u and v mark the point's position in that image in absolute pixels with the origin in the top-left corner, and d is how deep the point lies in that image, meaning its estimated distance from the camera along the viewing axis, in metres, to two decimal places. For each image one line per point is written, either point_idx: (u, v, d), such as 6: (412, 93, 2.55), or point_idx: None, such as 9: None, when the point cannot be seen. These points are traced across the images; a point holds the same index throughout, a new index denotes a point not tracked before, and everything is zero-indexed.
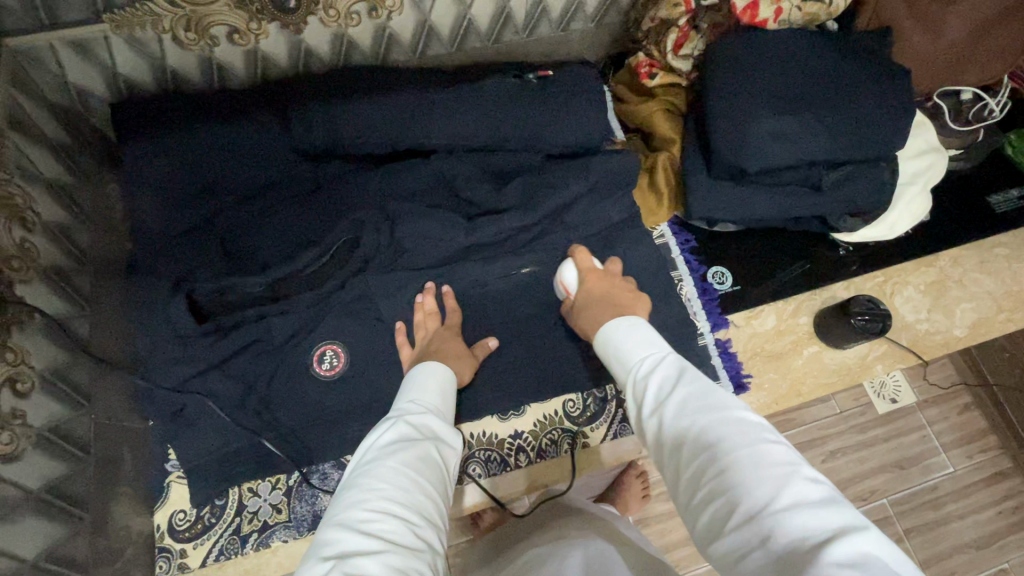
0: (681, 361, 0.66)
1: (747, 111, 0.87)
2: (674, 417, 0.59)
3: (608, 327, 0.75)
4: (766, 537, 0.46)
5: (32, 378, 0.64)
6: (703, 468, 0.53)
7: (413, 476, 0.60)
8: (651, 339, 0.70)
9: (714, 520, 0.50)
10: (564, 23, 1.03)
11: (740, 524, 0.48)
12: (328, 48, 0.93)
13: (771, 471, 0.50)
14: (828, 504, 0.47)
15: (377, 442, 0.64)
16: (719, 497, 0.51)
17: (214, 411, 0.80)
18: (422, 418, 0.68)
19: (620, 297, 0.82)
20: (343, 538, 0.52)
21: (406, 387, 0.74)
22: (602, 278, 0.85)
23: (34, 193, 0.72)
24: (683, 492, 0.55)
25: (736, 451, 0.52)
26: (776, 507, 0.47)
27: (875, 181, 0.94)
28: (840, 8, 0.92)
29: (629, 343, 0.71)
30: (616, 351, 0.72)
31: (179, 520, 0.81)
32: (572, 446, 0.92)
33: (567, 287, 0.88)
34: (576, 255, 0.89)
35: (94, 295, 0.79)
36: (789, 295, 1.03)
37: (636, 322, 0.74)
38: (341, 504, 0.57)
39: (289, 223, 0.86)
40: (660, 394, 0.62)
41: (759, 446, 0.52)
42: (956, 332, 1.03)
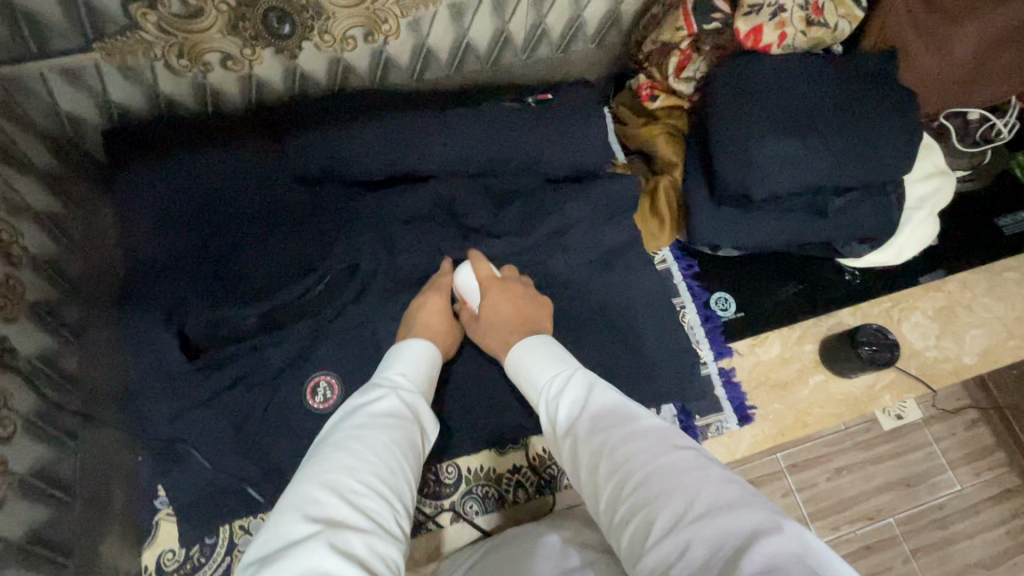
0: (590, 377, 0.65)
1: (752, 137, 0.85)
2: (590, 437, 0.58)
3: (515, 350, 0.72)
4: (686, 547, 0.46)
5: (13, 422, 0.62)
6: (621, 484, 0.53)
7: (399, 453, 0.59)
8: (561, 357, 0.69)
9: (637, 537, 0.49)
10: (564, 45, 1.02)
11: (661, 535, 0.47)
12: (324, 73, 0.91)
13: (685, 479, 0.50)
14: (740, 506, 0.48)
15: (366, 411, 0.62)
16: (639, 512, 0.50)
17: (206, 447, 0.78)
18: (411, 398, 0.67)
19: (524, 308, 0.79)
20: (329, 503, 0.51)
21: (392, 357, 0.72)
22: (500, 289, 0.80)
23: (22, 225, 0.71)
24: (606, 510, 0.54)
25: (649, 464, 0.52)
26: (692, 518, 0.47)
27: (882, 208, 0.93)
28: (846, 33, 0.90)
29: (539, 364, 0.69)
30: (527, 373, 0.70)
31: (167, 560, 0.79)
32: (572, 481, 0.90)
33: (468, 297, 0.82)
34: (472, 260, 0.82)
35: (84, 327, 0.77)
36: (795, 321, 1.01)
37: (546, 340, 0.72)
38: (326, 464, 0.55)
39: (285, 249, 0.82)
40: (575, 415, 0.61)
41: (668, 458, 0.52)
42: (965, 359, 1.00)
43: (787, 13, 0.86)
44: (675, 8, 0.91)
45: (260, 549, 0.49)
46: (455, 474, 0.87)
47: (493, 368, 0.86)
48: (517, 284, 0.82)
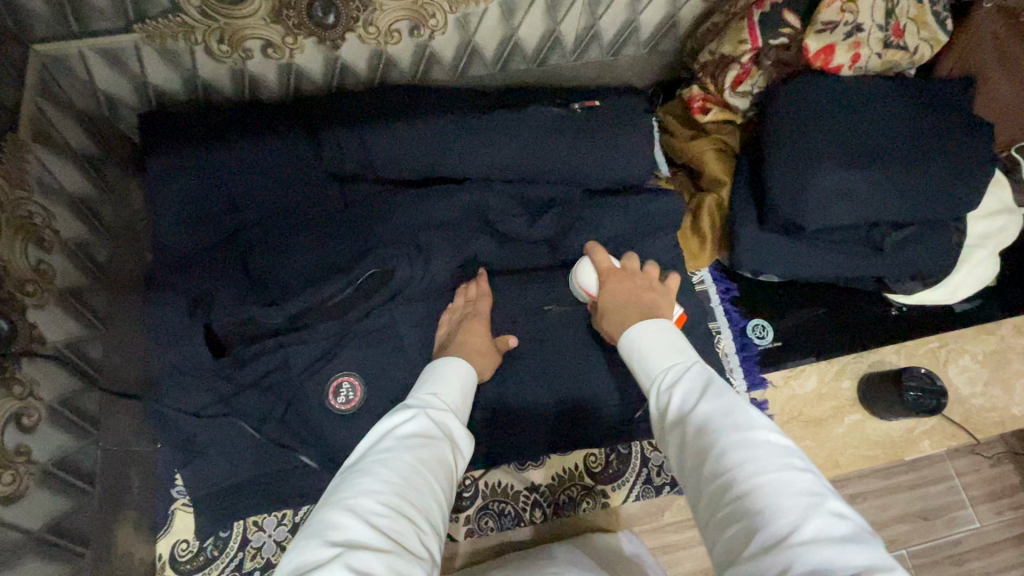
0: (707, 369, 0.59)
1: (812, 164, 0.80)
2: (694, 432, 0.53)
3: (630, 330, 0.67)
4: (786, 570, 0.41)
5: (38, 410, 0.62)
6: (721, 489, 0.48)
7: (424, 475, 0.56)
8: (676, 341, 0.63)
9: (734, 552, 0.45)
10: (615, 48, 0.97)
11: (766, 561, 0.42)
12: (366, 65, 0.88)
13: (795, 502, 0.45)
14: (853, 545, 0.42)
15: (393, 433, 0.59)
16: (740, 521, 0.45)
17: (227, 443, 0.77)
18: (441, 418, 0.63)
19: (640, 298, 0.74)
20: (349, 526, 0.49)
21: (426, 378, 0.70)
22: (621, 277, 0.78)
23: (54, 209, 0.70)
24: (704, 514, 0.49)
25: (758, 477, 0.47)
26: (797, 545, 0.42)
27: (938, 246, 0.88)
28: (925, 58, 0.84)
29: (652, 346, 0.64)
30: (636, 353, 0.65)
31: (181, 551, 0.79)
32: (591, 505, 0.88)
33: (587, 291, 0.82)
34: (590, 255, 0.82)
35: (110, 313, 0.77)
36: (835, 355, 0.96)
37: (664, 325, 0.66)
38: (350, 488, 0.53)
39: (315, 249, 0.81)
40: (683, 407, 0.56)
41: (785, 477, 0.46)
42: (1013, 410, 0.95)
43: (864, 34, 0.80)
44: (739, 19, 0.85)
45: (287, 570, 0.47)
46: (473, 488, 0.85)
47: (519, 384, 0.84)
48: (641, 275, 0.79)
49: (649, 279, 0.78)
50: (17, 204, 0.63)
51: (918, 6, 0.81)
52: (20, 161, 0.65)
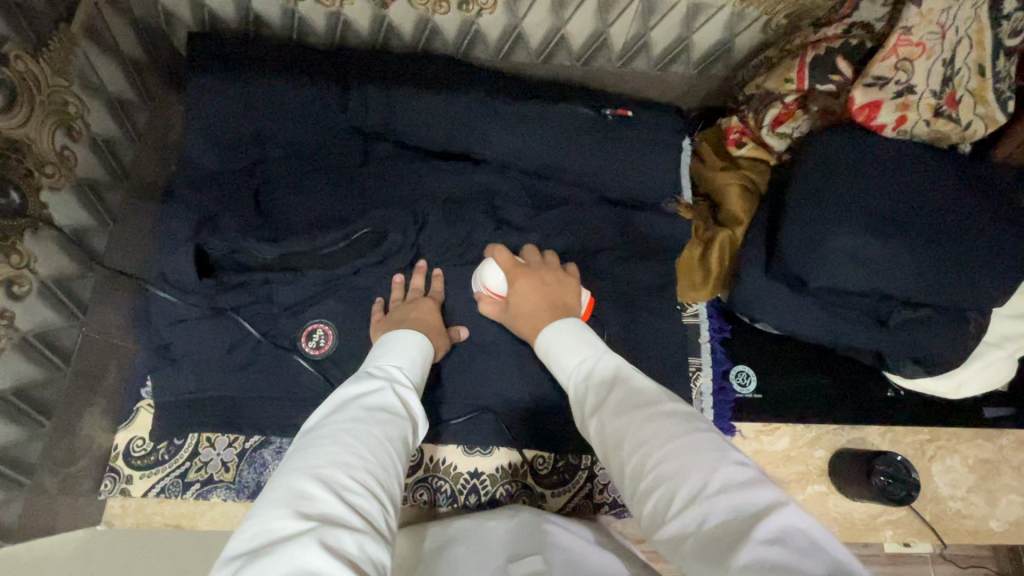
0: (618, 357, 0.61)
1: (829, 220, 0.76)
2: (614, 414, 0.54)
3: (543, 332, 0.66)
4: (704, 521, 0.43)
5: (31, 282, 0.66)
6: (641, 462, 0.49)
7: (393, 453, 0.56)
8: (584, 337, 0.64)
9: (655, 511, 0.47)
10: (663, 63, 0.95)
11: (681, 511, 0.45)
12: (411, 30, 0.91)
13: (701, 457, 0.48)
14: (755, 485, 0.45)
15: (361, 402, 0.59)
16: (660, 488, 0.47)
17: (196, 357, 0.81)
18: (405, 394, 0.64)
19: (550, 295, 0.72)
20: (324, 498, 0.48)
21: (382, 350, 0.70)
22: (526, 274, 0.74)
23: (90, 103, 0.74)
24: (628, 487, 0.50)
25: (673, 440, 0.49)
26: (709, 496, 0.45)
27: (949, 335, 0.83)
28: (978, 134, 0.78)
29: (563, 345, 0.64)
30: (549, 354, 0.65)
31: (136, 447, 0.84)
32: (526, 504, 0.89)
33: (494, 289, 0.76)
34: (492, 254, 0.77)
35: (122, 212, 0.81)
36: (814, 421, 0.93)
37: (571, 322, 0.66)
38: (317, 454, 0.52)
39: (325, 196, 0.84)
40: (598, 395, 0.57)
41: (688, 435, 0.50)
42: (991, 524, 0.90)
43: (914, 97, 0.75)
44: (792, 57, 0.83)
45: (247, 541, 0.45)
46: (418, 459, 0.87)
47: (483, 369, 0.85)
48: (543, 266, 0.76)
49: (555, 270, 0.76)
50: (54, 91, 0.68)
51: (978, 79, 0.76)
52: (67, 53, 0.70)
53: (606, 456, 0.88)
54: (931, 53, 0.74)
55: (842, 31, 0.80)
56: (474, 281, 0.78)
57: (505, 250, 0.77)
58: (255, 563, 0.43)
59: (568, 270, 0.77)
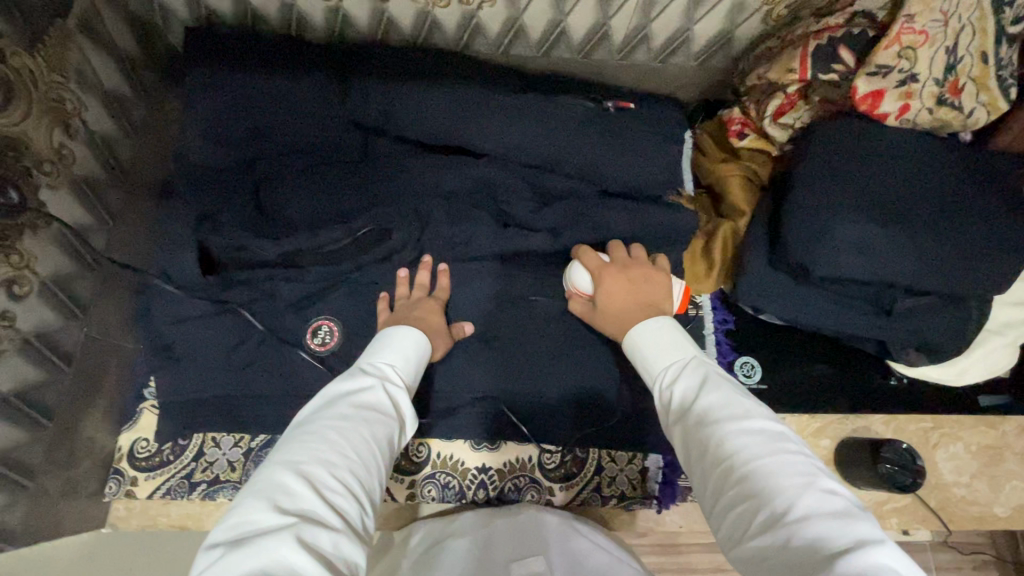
0: (707, 367, 0.63)
1: (832, 210, 0.76)
2: (700, 423, 0.57)
3: (634, 332, 0.71)
4: (786, 541, 0.45)
5: (31, 284, 0.65)
6: (725, 474, 0.52)
7: (376, 452, 0.56)
8: (677, 343, 0.67)
9: (736, 523, 0.49)
10: (664, 55, 0.95)
11: (764, 528, 0.47)
12: (411, 24, 0.90)
13: (793, 479, 0.49)
14: (845, 517, 0.46)
15: (350, 400, 0.59)
16: (744, 501, 0.49)
17: (200, 356, 0.80)
18: (396, 393, 0.63)
19: (644, 293, 0.76)
20: (303, 494, 0.48)
21: (380, 346, 0.70)
22: (616, 274, 0.77)
23: (87, 100, 0.73)
24: (709, 496, 0.53)
25: (760, 458, 0.51)
26: (794, 518, 0.46)
27: (952, 323, 0.83)
28: (980, 122, 0.79)
29: (656, 347, 0.68)
30: (640, 354, 0.69)
31: (140, 448, 0.83)
32: (535, 498, 0.89)
33: (583, 288, 0.80)
34: (579, 255, 0.81)
35: (121, 210, 0.80)
36: (819, 411, 0.93)
37: (665, 325, 0.70)
38: (301, 450, 0.52)
39: (322, 191, 0.82)
40: (685, 403, 0.61)
41: (777, 456, 0.51)
42: (995, 509, 0.90)
43: (917, 85, 0.76)
44: (794, 47, 0.83)
45: (226, 531, 0.46)
46: (425, 454, 0.88)
47: (489, 364, 0.85)
48: (634, 266, 0.79)
49: (643, 267, 0.79)
50: (50, 88, 0.67)
51: (982, 66, 0.76)
52: (63, 49, 0.69)
53: (613, 449, 0.88)
54: (933, 41, 0.74)
55: (844, 20, 0.80)
56: (565, 282, 0.83)
57: (591, 250, 0.81)
58: (229, 555, 0.43)
59: (656, 267, 0.80)
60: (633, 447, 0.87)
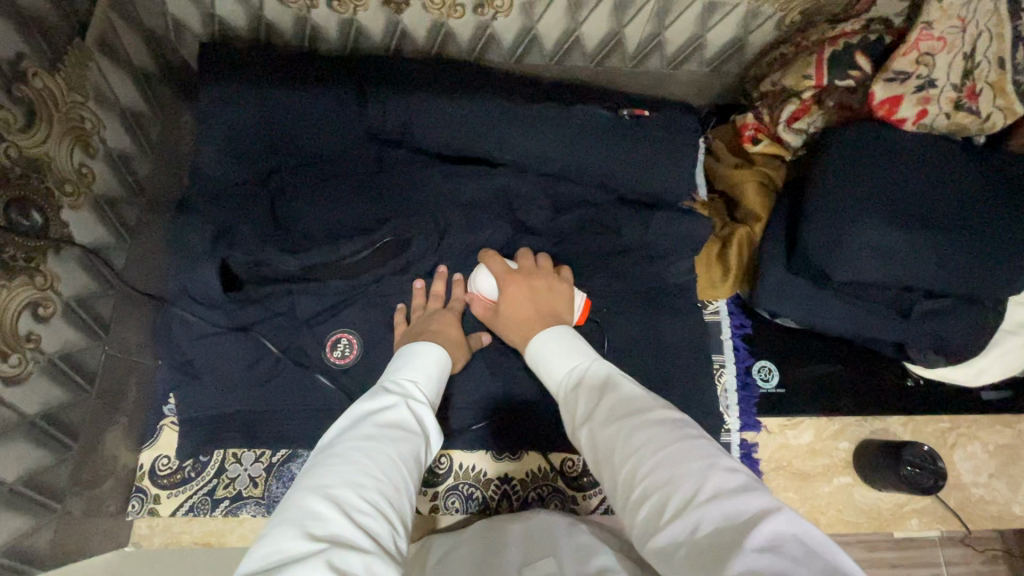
0: (607, 366, 0.63)
1: (852, 215, 0.77)
2: (602, 422, 0.56)
3: (535, 338, 0.69)
4: (695, 529, 0.46)
5: (55, 304, 0.65)
6: (630, 472, 0.51)
7: (404, 471, 0.56)
8: (575, 345, 0.67)
9: (646, 521, 0.48)
10: (676, 62, 0.95)
11: (670, 520, 0.47)
12: (425, 35, 0.90)
13: (692, 465, 0.50)
14: (745, 493, 0.47)
15: (374, 419, 0.59)
16: (651, 495, 0.49)
17: (221, 372, 0.80)
18: (420, 410, 0.63)
19: (542, 302, 0.75)
20: (335, 520, 0.48)
21: (401, 362, 0.70)
22: (520, 282, 0.76)
23: (105, 119, 0.73)
24: (619, 497, 0.52)
25: (661, 449, 0.51)
26: (700, 503, 0.47)
27: (969, 325, 0.84)
28: (997, 126, 0.79)
29: (555, 351, 0.67)
30: (543, 360, 0.68)
31: (161, 465, 0.83)
32: (559, 507, 0.89)
33: (485, 293, 0.79)
34: (484, 258, 0.80)
35: (138, 227, 0.80)
36: (837, 414, 0.93)
37: (564, 329, 0.69)
38: (329, 474, 0.52)
39: (341, 203, 0.83)
40: (589, 405, 0.60)
41: (678, 445, 0.51)
42: (1014, 508, 0.91)
43: (935, 90, 0.76)
44: (809, 53, 0.84)
45: (260, 561, 0.46)
46: (447, 466, 0.88)
47: (510, 374, 0.85)
48: (539, 274, 0.78)
49: (548, 275, 0.78)
50: (71, 108, 0.67)
51: (999, 71, 0.76)
52: (82, 68, 0.69)
53: None
54: (952, 47, 0.75)
55: (860, 27, 0.81)
56: (471, 286, 0.81)
57: (500, 257, 0.79)
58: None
59: (560, 275, 0.79)
60: None
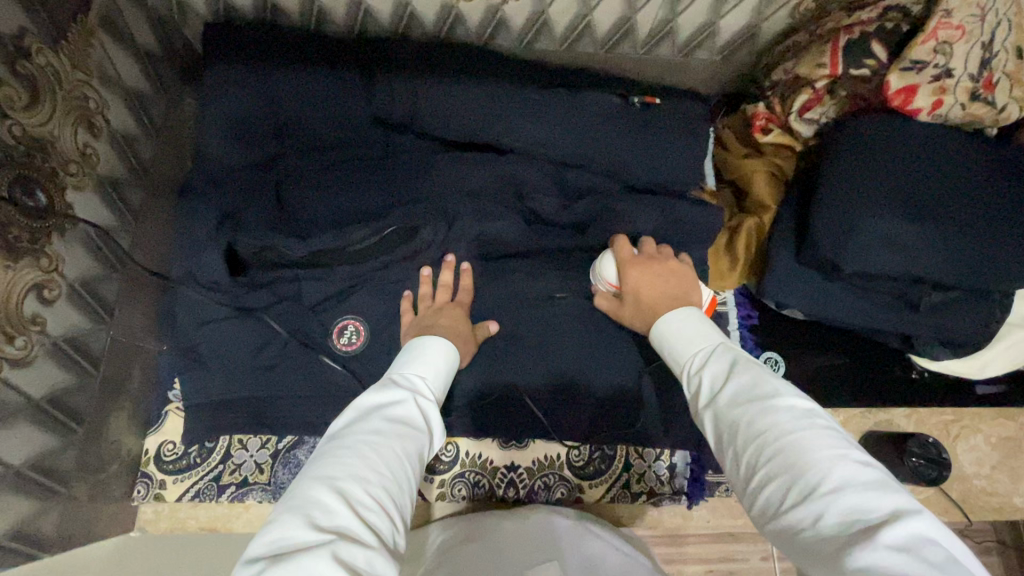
0: (734, 351, 0.62)
1: (863, 205, 0.76)
2: (729, 405, 0.56)
3: (660, 321, 0.71)
4: (821, 515, 0.45)
5: (60, 287, 0.64)
6: (757, 454, 0.51)
7: (408, 467, 0.55)
8: (704, 327, 0.67)
9: (770, 501, 0.49)
10: (687, 49, 0.94)
11: (796, 505, 0.47)
12: (434, 17, 0.89)
13: (825, 453, 0.48)
14: (879, 487, 0.46)
15: (383, 413, 0.59)
16: (778, 477, 0.49)
17: (226, 356, 0.79)
18: (427, 406, 0.63)
19: (671, 286, 0.75)
20: (339, 512, 0.47)
21: (410, 356, 0.69)
22: (642, 267, 0.77)
23: (109, 98, 0.72)
24: (743, 477, 0.53)
25: (789, 434, 0.51)
26: (830, 491, 0.46)
27: (975, 317, 0.84)
28: (1012, 117, 0.78)
29: (683, 334, 0.67)
30: (665, 340, 0.69)
31: (166, 450, 0.83)
32: (564, 495, 0.89)
33: (610, 281, 0.80)
34: (612, 247, 0.81)
35: (142, 209, 0.79)
36: (842, 405, 0.94)
37: (690, 311, 0.69)
38: (337, 464, 0.51)
39: (350, 189, 0.82)
40: (715, 385, 0.60)
41: (810, 433, 0.50)
42: (1015, 500, 0.92)
43: (951, 80, 0.75)
44: (823, 41, 0.83)
45: (264, 547, 0.45)
46: (453, 453, 0.88)
47: (516, 361, 0.85)
48: (660, 260, 0.78)
49: (667, 260, 0.78)
50: (74, 86, 0.65)
51: (1016, 61, 0.76)
52: (86, 44, 0.67)
53: (641, 446, 0.89)
54: (970, 36, 0.74)
55: (876, 15, 0.80)
56: (595, 276, 0.83)
57: (626, 242, 0.80)
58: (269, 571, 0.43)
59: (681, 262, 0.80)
60: (661, 444, 0.87)
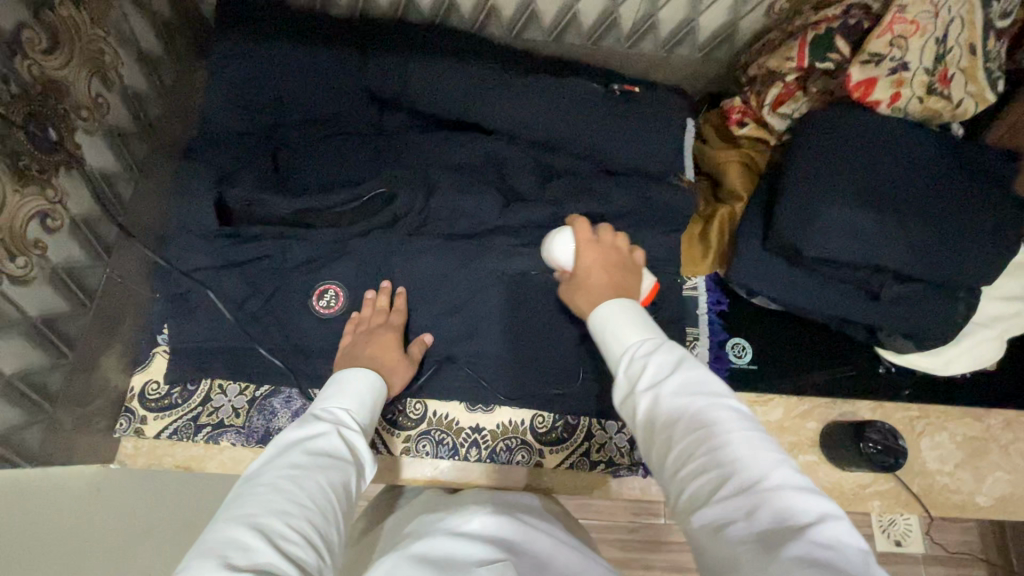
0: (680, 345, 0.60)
1: (825, 193, 0.79)
2: (673, 393, 0.54)
3: (603, 304, 0.65)
4: (753, 511, 0.45)
5: (63, 218, 0.69)
6: (693, 445, 0.50)
7: (331, 498, 0.53)
8: (648, 318, 0.63)
9: (699, 490, 0.48)
10: (669, 45, 0.99)
11: (731, 495, 0.47)
12: (430, 3, 0.95)
13: (764, 454, 0.49)
14: (810, 491, 0.47)
15: (304, 447, 0.57)
16: (712, 470, 0.48)
17: (212, 302, 0.84)
18: (353, 436, 0.62)
19: (620, 275, 0.72)
20: (258, 548, 0.45)
21: (332, 391, 0.69)
22: (597, 253, 0.74)
23: (124, 57, 0.78)
24: (671, 463, 0.51)
25: (732, 432, 0.50)
26: (767, 487, 0.46)
27: (938, 311, 0.85)
28: (969, 112, 0.83)
29: (630, 320, 0.62)
30: (609, 322, 0.63)
31: (151, 389, 0.87)
32: (525, 459, 0.92)
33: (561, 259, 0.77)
34: (570, 226, 0.78)
35: (147, 162, 0.85)
36: (807, 394, 0.95)
37: (632, 300, 0.66)
38: (257, 503, 0.49)
39: (340, 156, 0.88)
40: (656, 374, 0.56)
41: (751, 433, 0.51)
42: (977, 499, 0.92)
43: (908, 73, 0.79)
44: (793, 39, 0.88)
45: None
46: (421, 412, 0.91)
47: (487, 327, 0.88)
48: (616, 250, 0.75)
49: (622, 252, 0.75)
50: (92, 40, 0.72)
51: (969, 57, 0.81)
52: (105, 6, 0.74)
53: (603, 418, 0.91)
54: (924, 31, 0.78)
55: (841, 11, 0.85)
56: (545, 253, 0.80)
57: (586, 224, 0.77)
58: None
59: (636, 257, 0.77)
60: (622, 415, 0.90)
